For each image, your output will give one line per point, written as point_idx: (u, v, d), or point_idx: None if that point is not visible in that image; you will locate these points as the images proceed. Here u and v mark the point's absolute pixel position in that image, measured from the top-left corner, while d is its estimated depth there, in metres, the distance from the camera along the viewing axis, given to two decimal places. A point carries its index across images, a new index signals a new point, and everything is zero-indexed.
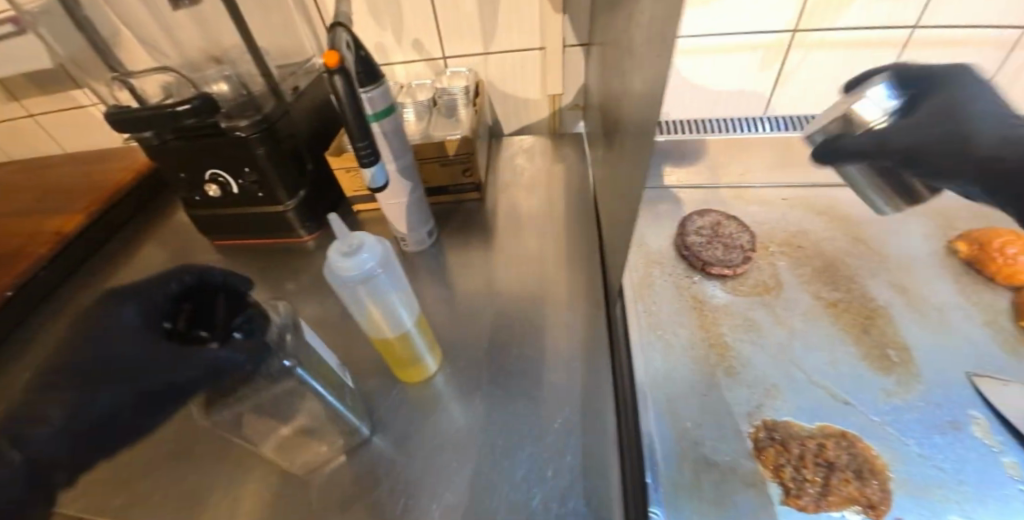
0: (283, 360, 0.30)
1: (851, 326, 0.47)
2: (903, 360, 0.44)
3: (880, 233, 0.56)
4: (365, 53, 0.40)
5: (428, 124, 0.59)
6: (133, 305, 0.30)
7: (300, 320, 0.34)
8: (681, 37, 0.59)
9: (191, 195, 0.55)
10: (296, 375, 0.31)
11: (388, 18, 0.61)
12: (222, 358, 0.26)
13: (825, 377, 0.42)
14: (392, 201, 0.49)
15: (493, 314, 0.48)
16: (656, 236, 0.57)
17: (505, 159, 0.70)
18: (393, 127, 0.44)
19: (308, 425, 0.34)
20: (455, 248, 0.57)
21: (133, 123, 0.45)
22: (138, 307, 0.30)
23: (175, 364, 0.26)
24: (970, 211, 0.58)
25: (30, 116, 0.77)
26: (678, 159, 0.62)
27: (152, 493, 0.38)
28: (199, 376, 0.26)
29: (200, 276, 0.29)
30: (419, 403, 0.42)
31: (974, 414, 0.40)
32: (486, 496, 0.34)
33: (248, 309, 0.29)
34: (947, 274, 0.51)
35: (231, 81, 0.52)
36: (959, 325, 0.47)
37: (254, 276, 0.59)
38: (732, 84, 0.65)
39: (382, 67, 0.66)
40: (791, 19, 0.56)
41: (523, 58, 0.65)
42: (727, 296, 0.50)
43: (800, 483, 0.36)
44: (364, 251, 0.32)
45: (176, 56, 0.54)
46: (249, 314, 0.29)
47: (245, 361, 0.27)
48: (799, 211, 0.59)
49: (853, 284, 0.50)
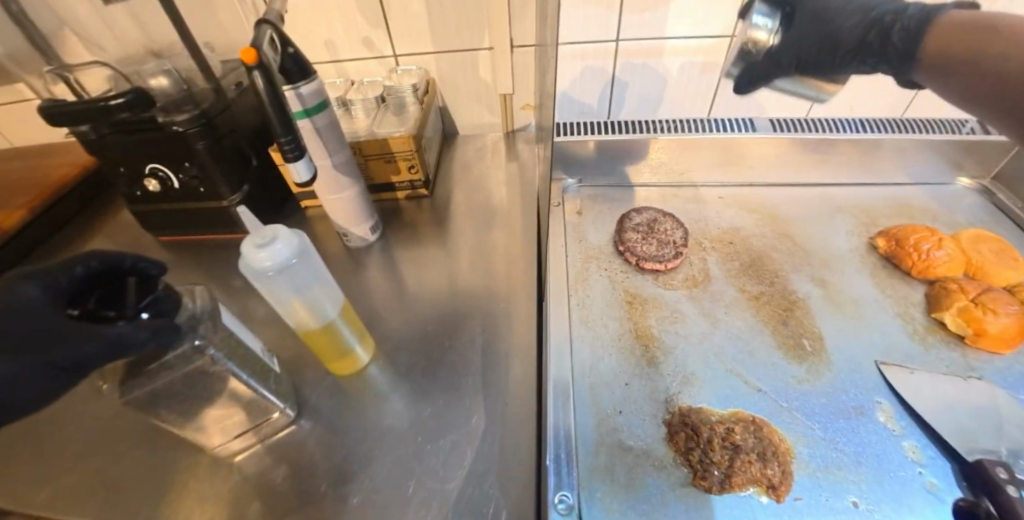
0: (194, 339, 0.31)
1: (770, 317, 0.50)
2: (815, 349, 0.47)
3: (808, 230, 0.59)
4: (293, 50, 0.41)
5: (374, 120, 0.58)
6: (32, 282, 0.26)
7: (221, 304, 0.34)
8: (626, 40, 0.61)
9: (132, 190, 0.55)
10: (208, 354, 0.31)
11: (337, 16, 0.61)
12: (125, 333, 0.26)
13: (740, 366, 0.45)
14: (331, 197, 0.49)
15: (432, 308, 0.50)
16: (597, 232, 0.59)
17: (459, 157, 0.72)
18: (327, 123, 0.44)
19: (229, 411, 0.35)
20: (401, 244, 0.58)
21: (65, 116, 0.45)
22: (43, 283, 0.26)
23: (73, 341, 0.26)
24: (892, 209, 0.61)
25: None
26: (623, 161, 0.65)
27: (75, 486, 0.38)
28: (98, 352, 0.26)
29: (109, 261, 0.29)
30: (351, 394, 0.43)
31: (880, 400, 0.43)
32: (406, 482, 0.35)
33: (157, 291, 0.29)
34: (865, 268, 0.54)
35: (171, 76, 0.51)
36: (872, 316, 0.50)
37: (201, 271, 0.59)
38: (677, 87, 0.67)
39: (334, 64, 0.67)
40: (728, 24, 0.59)
41: (474, 57, 0.66)
42: (657, 289, 0.52)
43: (706, 465, 0.38)
44: (280, 243, 0.34)
45: (114, 49, 0.54)
46: (157, 295, 0.29)
47: (148, 339, 0.28)
48: (734, 209, 0.62)
49: (777, 278, 0.53)
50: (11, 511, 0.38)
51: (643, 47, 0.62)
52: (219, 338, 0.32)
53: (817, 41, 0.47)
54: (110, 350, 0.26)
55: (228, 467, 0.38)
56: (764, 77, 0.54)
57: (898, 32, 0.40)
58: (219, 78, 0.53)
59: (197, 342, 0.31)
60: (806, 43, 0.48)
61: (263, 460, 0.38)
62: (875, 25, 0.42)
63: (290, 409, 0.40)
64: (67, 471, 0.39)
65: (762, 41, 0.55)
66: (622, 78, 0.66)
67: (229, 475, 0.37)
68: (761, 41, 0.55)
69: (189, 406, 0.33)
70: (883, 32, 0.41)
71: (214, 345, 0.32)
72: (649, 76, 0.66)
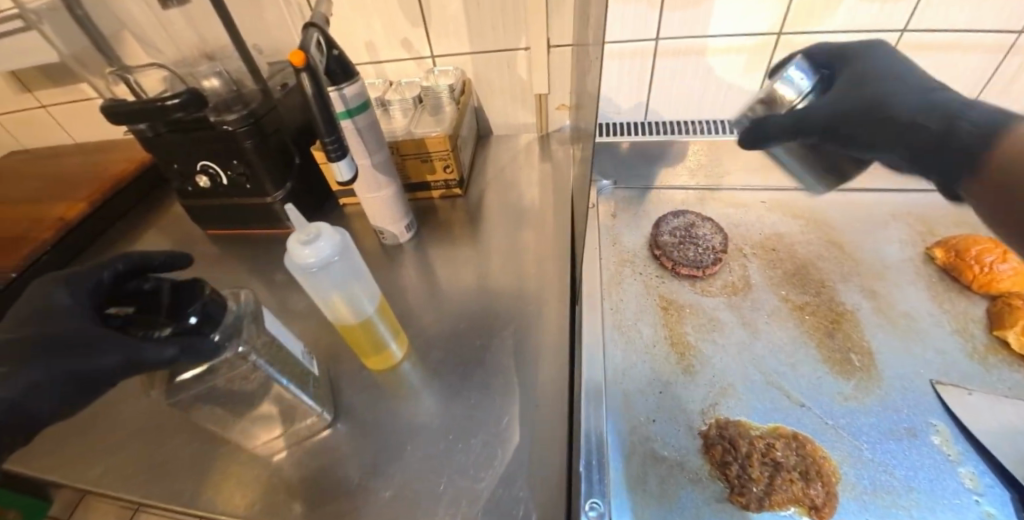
0: (237, 346, 0.31)
1: (815, 329, 0.47)
2: (864, 365, 0.44)
3: (857, 238, 0.56)
4: (338, 52, 0.42)
5: (412, 120, 0.59)
6: (64, 291, 0.29)
7: (263, 310, 0.35)
8: (665, 40, 0.59)
9: (184, 186, 0.58)
10: (250, 361, 0.32)
11: (378, 18, 0.62)
12: (149, 352, 0.26)
13: (782, 378, 0.43)
14: (370, 195, 0.50)
15: (465, 306, 0.50)
16: (631, 235, 0.58)
17: (493, 157, 0.72)
18: (368, 124, 0.45)
19: (271, 411, 0.36)
20: (435, 242, 0.59)
21: (126, 115, 0.47)
22: (73, 294, 0.29)
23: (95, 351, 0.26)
24: (953, 219, 0.57)
25: (42, 107, 0.81)
26: (658, 162, 0.63)
27: (128, 464, 0.41)
28: (117, 366, 0.26)
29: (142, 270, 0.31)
30: (385, 389, 0.43)
31: (936, 423, 0.40)
32: (437, 479, 0.36)
33: (201, 298, 0.30)
34: (921, 280, 0.51)
35: (223, 78, 0.53)
36: (926, 331, 0.47)
37: (244, 263, 0.62)
38: (720, 88, 0.65)
39: (373, 65, 0.68)
40: (776, 19, 0.56)
41: (510, 57, 0.66)
42: (694, 296, 0.51)
43: (744, 481, 0.37)
44: (323, 240, 0.35)
45: (170, 52, 0.57)
46: (203, 301, 0.30)
47: (175, 356, 0.27)
48: (776, 214, 0.60)
49: (823, 288, 0.51)
50: (71, 484, 0.41)
51: (682, 46, 0.60)
52: (259, 343, 0.33)
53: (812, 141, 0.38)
54: (129, 366, 0.26)
55: (265, 457, 0.39)
56: (783, 136, 0.39)
57: (959, 127, 0.24)
58: (267, 80, 0.55)
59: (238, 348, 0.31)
60: (829, 115, 0.34)
61: (300, 450, 0.40)
62: (938, 109, 0.26)
63: (327, 413, 0.40)
64: (118, 452, 0.42)
65: (789, 101, 0.40)
66: (659, 78, 0.64)
67: (268, 462, 0.39)
68: (789, 100, 0.40)
69: (230, 406, 0.34)
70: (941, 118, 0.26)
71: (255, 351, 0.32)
72: (689, 76, 0.64)
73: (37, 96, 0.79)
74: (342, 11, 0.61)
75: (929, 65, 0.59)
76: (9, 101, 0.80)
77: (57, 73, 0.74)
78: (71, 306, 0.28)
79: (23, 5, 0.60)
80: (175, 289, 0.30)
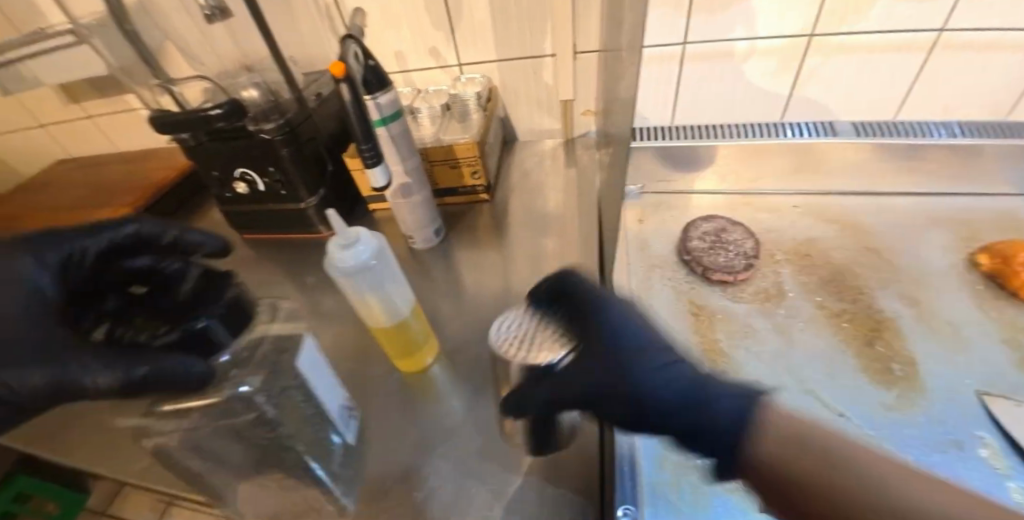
0: (238, 386, 0.28)
1: (853, 337, 0.46)
2: (906, 374, 0.43)
3: (896, 244, 0.54)
4: (373, 62, 0.42)
5: (440, 127, 0.60)
6: (37, 270, 0.27)
7: (308, 338, 0.32)
8: (692, 44, 0.59)
9: (223, 192, 0.60)
10: (257, 404, 0.29)
11: (408, 28, 0.64)
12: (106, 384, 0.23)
13: (820, 387, 0.43)
14: (401, 200, 0.51)
15: (494, 311, 0.50)
16: (659, 241, 0.58)
17: (518, 162, 0.73)
18: (401, 131, 0.46)
19: (290, 480, 0.34)
20: (463, 247, 0.59)
21: (172, 125, 0.50)
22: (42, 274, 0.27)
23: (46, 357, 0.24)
24: (998, 224, 0.55)
25: (87, 118, 0.85)
26: (688, 166, 0.62)
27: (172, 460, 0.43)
28: (51, 385, 0.24)
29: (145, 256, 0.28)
30: (416, 392, 0.44)
31: (983, 435, 0.39)
32: (470, 483, 0.36)
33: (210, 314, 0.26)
34: (965, 288, 0.50)
35: (261, 88, 0.55)
36: (972, 340, 0.45)
37: (278, 267, 0.64)
38: (748, 91, 0.64)
39: (402, 73, 0.70)
40: (808, 21, 0.55)
41: (536, 64, 0.66)
42: (725, 302, 0.50)
43: None
44: (361, 244, 0.37)
45: (211, 64, 0.60)
46: (210, 319, 0.26)
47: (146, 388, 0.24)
48: (810, 219, 0.58)
49: (860, 295, 0.50)
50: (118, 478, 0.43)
51: (710, 50, 0.60)
52: (270, 384, 0.30)
53: (589, 334, 0.28)
54: (62, 388, 0.24)
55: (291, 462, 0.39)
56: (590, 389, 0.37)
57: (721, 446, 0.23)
58: (302, 90, 0.57)
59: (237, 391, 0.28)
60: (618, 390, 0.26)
61: None
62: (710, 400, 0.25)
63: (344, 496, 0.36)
64: None
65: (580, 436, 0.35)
66: (685, 82, 0.64)
67: None
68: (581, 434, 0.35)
69: (260, 447, 0.32)
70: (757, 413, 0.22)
71: (261, 391, 0.29)
72: (716, 80, 0.63)
73: (84, 107, 0.83)
74: (374, 22, 0.63)
75: (970, 65, 0.57)
76: (60, 112, 0.85)
77: (104, 85, 0.78)
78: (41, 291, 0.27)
79: (76, 21, 0.63)
80: (199, 287, 0.27)
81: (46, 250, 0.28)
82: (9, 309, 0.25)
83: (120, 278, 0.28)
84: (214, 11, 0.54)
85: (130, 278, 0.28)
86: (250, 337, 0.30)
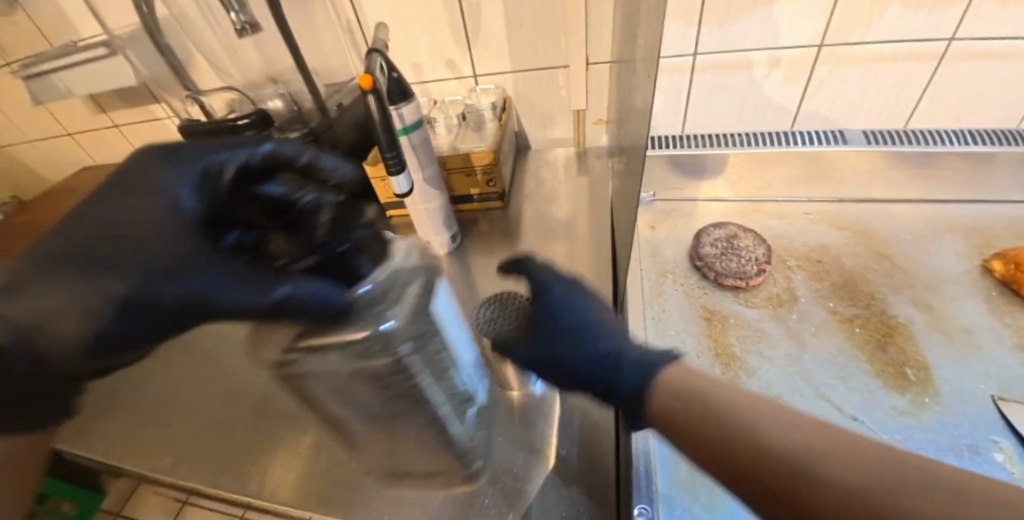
0: (383, 322, 0.22)
1: (866, 342, 0.47)
2: (920, 379, 0.43)
3: (909, 251, 0.55)
4: (397, 75, 0.44)
5: (456, 135, 0.62)
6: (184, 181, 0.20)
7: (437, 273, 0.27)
8: (702, 55, 0.61)
9: None
10: (399, 356, 0.23)
11: (426, 41, 0.66)
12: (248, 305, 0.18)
13: (832, 391, 0.43)
14: (420, 206, 0.53)
15: None
16: (671, 247, 0.59)
17: (531, 170, 0.74)
18: (422, 140, 0.48)
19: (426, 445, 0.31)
20: (478, 253, 0.61)
21: (202, 133, 0.53)
22: (191, 187, 0.20)
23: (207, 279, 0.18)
24: (1012, 231, 0.56)
25: (115, 126, 0.88)
26: (698, 174, 0.63)
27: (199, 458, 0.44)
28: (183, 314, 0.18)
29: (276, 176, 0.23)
30: None
31: (998, 440, 0.39)
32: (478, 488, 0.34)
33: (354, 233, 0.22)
34: (978, 293, 0.50)
35: (285, 99, 0.58)
36: (986, 346, 0.45)
37: None
38: (758, 101, 0.65)
39: (418, 84, 0.72)
40: (817, 32, 0.56)
41: (550, 75, 0.68)
42: (738, 307, 0.51)
43: None
44: None
45: (238, 76, 0.62)
46: (356, 240, 0.22)
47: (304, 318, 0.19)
48: (821, 226, 0.59)
49: (872, 301, 0.50)
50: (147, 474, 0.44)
51: (720, 60, 0.61)
52: (415, 325, 0.24)
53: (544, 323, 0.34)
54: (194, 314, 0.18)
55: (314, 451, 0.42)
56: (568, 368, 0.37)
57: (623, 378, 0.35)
58: (324, 100, 0.59)
59: (384, 328, 0.21)
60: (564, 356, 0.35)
61: None
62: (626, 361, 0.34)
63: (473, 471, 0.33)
64: None
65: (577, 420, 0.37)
66: (696, 92, 0.65)
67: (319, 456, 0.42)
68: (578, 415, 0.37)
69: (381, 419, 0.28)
70: (654, 363, 0.27)
71: (406, 328, 0.23)
72: (725, 90, 0.64)
73: (112, 117, 0.86)
74: (392, 34, 0.65)
75: (978, 75, 0.58)
76: (88, 122, 0.88)
77: (132, 95, 0.82)
78: (191, 211, 0.19)
79: (111, 34, 0.67)
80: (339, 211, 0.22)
81: (190, 162, 0.21)
82: (150, 231, 0.18)
83: (249, 205, 0.22)
84: (243, 26, 0.54)
85: (258, 202, 0.22)
86: (389, 272, 0.23)
